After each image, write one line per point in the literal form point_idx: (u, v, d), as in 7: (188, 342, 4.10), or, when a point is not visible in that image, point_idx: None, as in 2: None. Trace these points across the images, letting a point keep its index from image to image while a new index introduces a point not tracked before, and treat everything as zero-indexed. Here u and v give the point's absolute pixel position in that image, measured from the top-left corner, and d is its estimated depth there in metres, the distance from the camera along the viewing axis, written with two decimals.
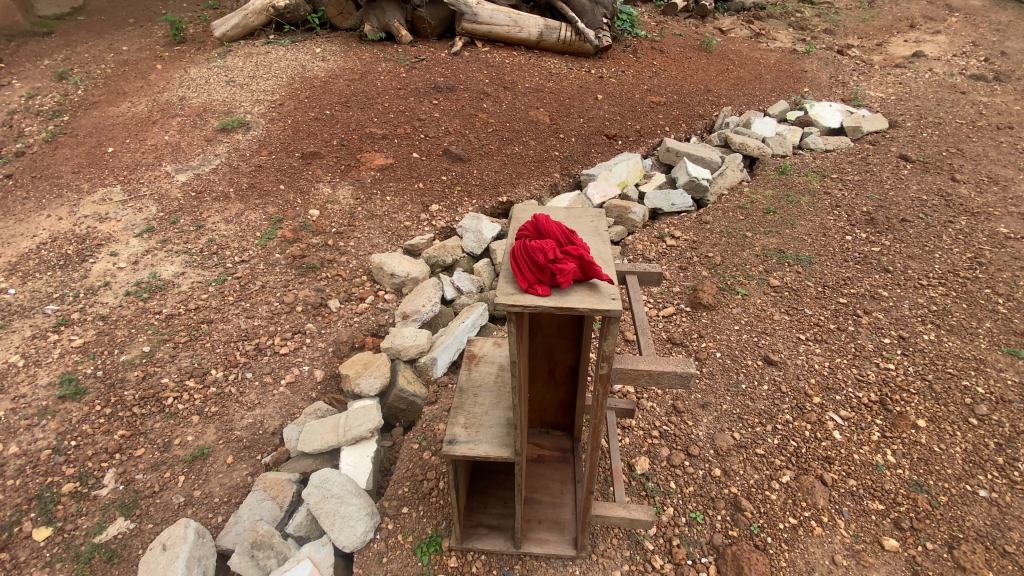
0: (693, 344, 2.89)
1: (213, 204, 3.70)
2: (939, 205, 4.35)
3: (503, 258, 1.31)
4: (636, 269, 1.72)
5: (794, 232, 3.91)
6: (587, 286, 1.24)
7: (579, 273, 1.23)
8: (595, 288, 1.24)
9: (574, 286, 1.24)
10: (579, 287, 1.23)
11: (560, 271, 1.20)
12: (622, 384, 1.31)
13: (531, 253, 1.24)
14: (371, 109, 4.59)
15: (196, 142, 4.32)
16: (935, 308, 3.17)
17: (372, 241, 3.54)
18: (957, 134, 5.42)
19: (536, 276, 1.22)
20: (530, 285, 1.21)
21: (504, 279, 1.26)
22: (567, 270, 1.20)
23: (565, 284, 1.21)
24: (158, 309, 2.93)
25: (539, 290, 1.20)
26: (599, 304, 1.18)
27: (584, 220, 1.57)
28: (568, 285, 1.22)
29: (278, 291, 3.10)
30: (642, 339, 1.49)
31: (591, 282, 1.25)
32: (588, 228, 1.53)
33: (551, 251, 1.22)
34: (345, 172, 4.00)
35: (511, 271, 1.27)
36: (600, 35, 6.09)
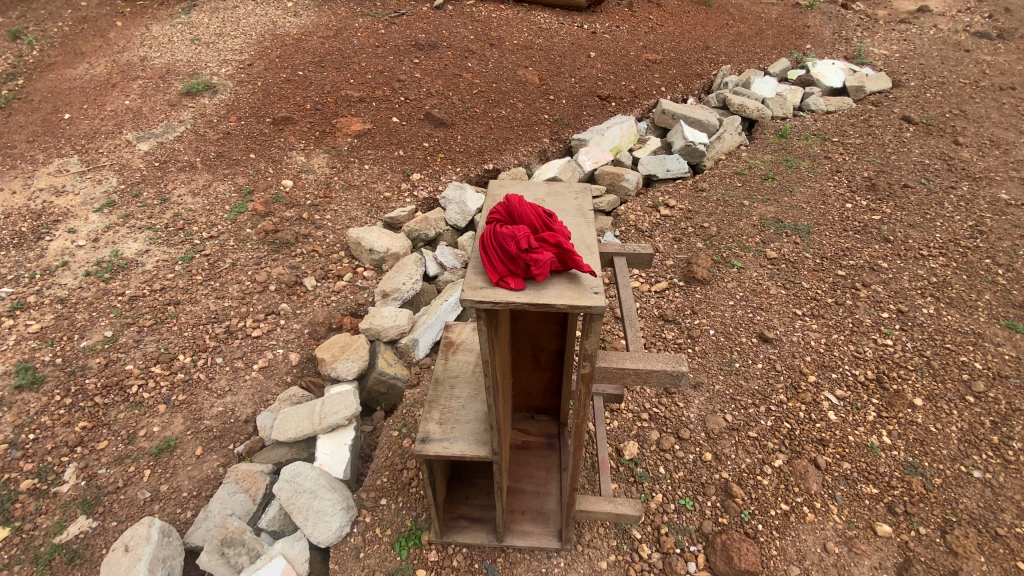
0: (686, 321, 2.78)
1: (178, 175, 3.47)
2: (941, 170, 4.19)
3: (472, 247, 1.16)
4: (625, 250, 1.56)
5: (792, 200, 3.76)
6: (566, 277, 1.09)
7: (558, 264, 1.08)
8: (576, 279, 1.09)
9: (552, 277, 1.09)
10: (558, 279, 1.09)
11: (535, 262, 1.05)
12: (605, 384, 1.18)
13: (503, 239, 1.09)
14: (347, 70, 4.29)
15: (159, 107, 4.03)
16: (936, 280, 3.06)
17: (349, 214, 3.34)
18: (961, 94, 5.20)
19: (508, 267, 1.07)
20: (501, 280, 1.06)
21: (473, 270, 1.11)
22: (543, 261, 1.05)
23: (541, 278, 1.06)
24: (120, 290, 2.76)
25: (513, 285, 1.05)
26: (580, 299, 1.04)
27: (567, 196, 1.41)
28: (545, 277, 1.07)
29: (249, 269, 2.93)
30: (630, 332, 1.35)
31: (571, 273, 1.10)
32: (571, 208, 1.36)
33: (526, 239, 1.06)
34: (320, 139, 3.76)
35: (480, 260, 1.12)
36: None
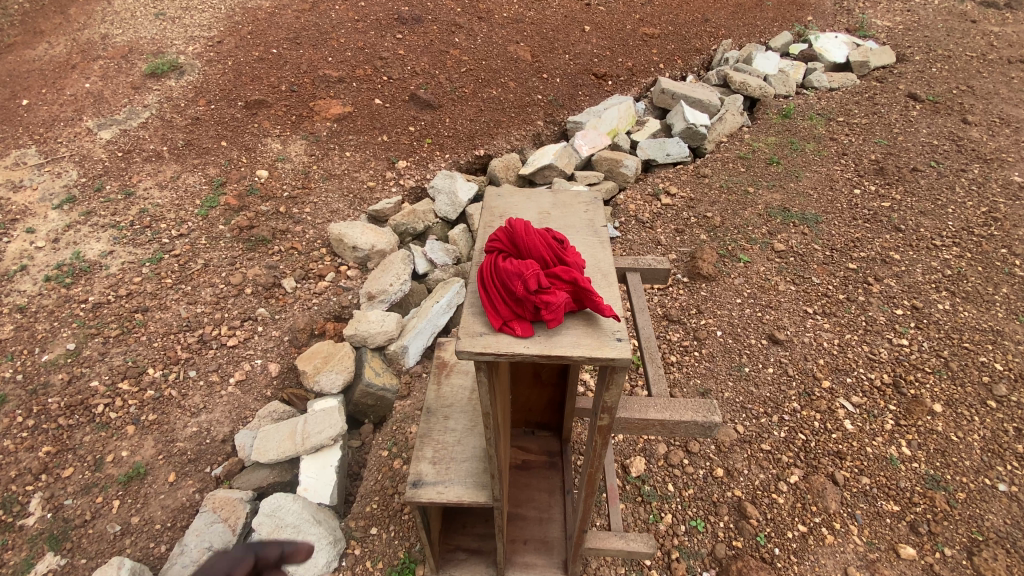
0: (692, 321, 2.64)
1: (144, 166, 3.21)
2: (951, 151, 4.03)
3: (470, 283, 0.98)
4: (639, 265, 1.40)
5: (799, 186, 3.58)
6: (581, 318, 0.92)
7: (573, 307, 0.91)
8: (593, 322, 0.92)
9: (566, 321, 0.92)
10: (572, 324, 0.92)
11: (546, 305, 0.88)
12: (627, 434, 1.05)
13: (506, 275, 0.91)
14: (324, 47, 3.98)
15: (121, 90, 3.73)
16: (949, 272, 2.93)
17: (331, 206, 3.11)
18: (968, 68, 5.00)
19: (513, 310, 0.90)
20: (504, 325, 0.88)
21: (471, 311, 0.94)
22: (554, 303, 0.88)
23: (553, 324, 0.89)
24: (83, 297, 2.54)
25: (519, 332, 0.88)
26: (600, 349, 0.86)
27: (575, 210, 1.24)
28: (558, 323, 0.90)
29: (224, 270, 2.72)
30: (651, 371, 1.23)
31: (589, 316, 0.93)
32: (581, 222, 1.21)
33: (535, 276, 0.89)
34: (297, 124, 3.49)
35: (479, 300, 0.94)
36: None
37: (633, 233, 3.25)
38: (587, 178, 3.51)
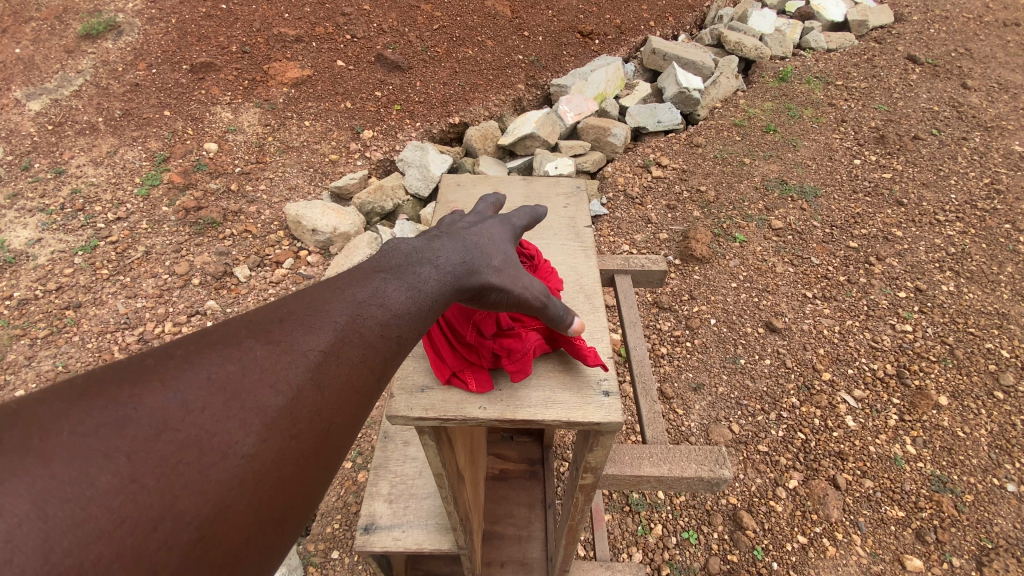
0: (684, 309, 2.47)
1: (77, 141, 2.87)
2: (952, 117, 3.82)
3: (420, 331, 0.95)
4: (629, 269, 1.45)
5: (796, 156, 3.35)
6: (550, 371, 0.91)
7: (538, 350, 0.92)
8: (555, 368, 0.92)
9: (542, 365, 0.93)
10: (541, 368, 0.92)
11: (506, 354, 0.88)
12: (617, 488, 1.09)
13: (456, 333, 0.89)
14: (279, 2, 3.57)
15: (51, 53, 3.32)
16: (953, 251, 2.77)
17: (289, 183, 2.81)
18: (970, 27, 4.75)
19: (465, 361, 0.88)
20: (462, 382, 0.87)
21: (420, 365, 0.90)
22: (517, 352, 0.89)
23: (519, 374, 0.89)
24: (7, 293, 2.27)
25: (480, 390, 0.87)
26: (569, 411, 0.85)
27: (556, 207, 1.28)
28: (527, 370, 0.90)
29: (168, 258, 2.44)
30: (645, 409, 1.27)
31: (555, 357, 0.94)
32: (560, 223, 1.25)
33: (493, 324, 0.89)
34: (249, 91, 3.14)
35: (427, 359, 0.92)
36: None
37: (621, 210, 3.00)
38: (571, 149, 3.22)
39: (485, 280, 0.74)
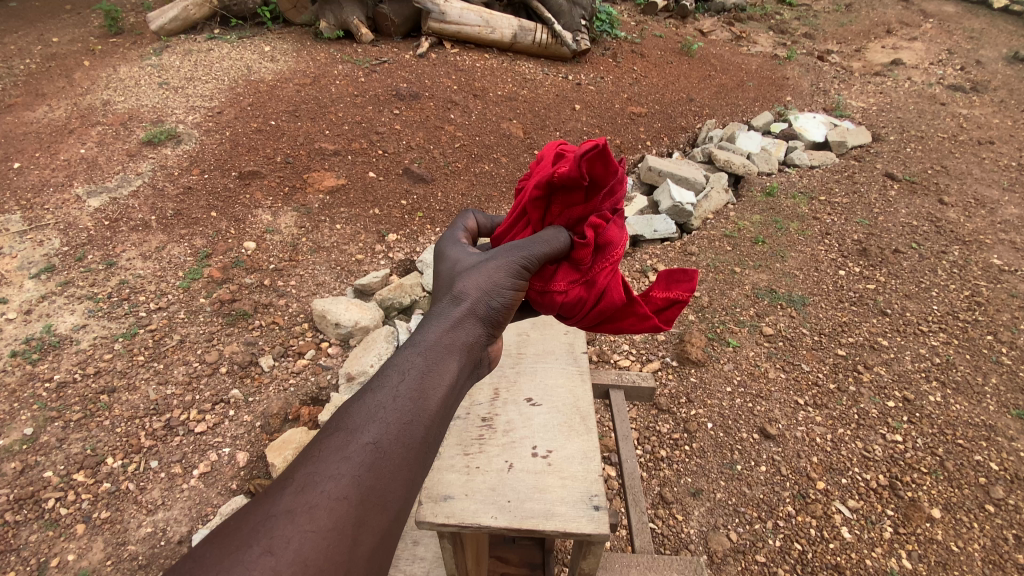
0: (682, 412, 2.60)
1: (129, 236, 3.18)
2: (930, 232, 4.12)
3: (448, 451, 1.29)
4: (623, 384, 1.77)
5: (784, 267, 3.61)
6: (550, 489, 1.21)
7: (605, 228, 1.25)
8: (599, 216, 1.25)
9: (542, 462, 1.27)
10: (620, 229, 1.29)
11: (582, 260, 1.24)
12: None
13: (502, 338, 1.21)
14: (322, 120, 4.11)
15: (116, 157, 3.77)
16: (939, 360, 2.91)
17: (317, 279, 3.07)
18: (941, 149, 5.22)
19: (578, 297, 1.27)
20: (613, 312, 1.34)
21: (445, 482, 1.22)
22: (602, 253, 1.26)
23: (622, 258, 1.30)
24: (48, 375, 2.45)
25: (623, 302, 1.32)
26: (562, 523, 1.15)
27: (557, 333, 1.62)
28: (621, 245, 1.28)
29: (200, 347, 2.64)
30: (635, 520, 1.55)
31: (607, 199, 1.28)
32: (561, 348, 1.57)
33: (573, 267, 1.25)
34: (289, 196, 3.52)
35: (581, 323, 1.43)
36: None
37: None
38: None
39: (464, 334, 1.02)
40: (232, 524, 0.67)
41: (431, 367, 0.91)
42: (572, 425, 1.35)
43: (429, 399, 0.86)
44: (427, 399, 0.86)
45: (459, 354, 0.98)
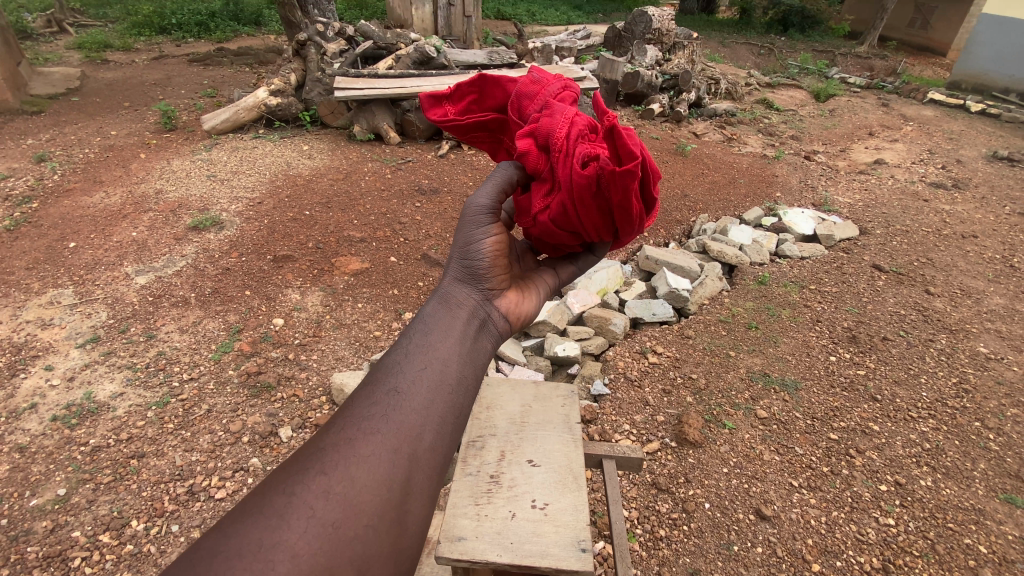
0: (680, 491, 2.71)
1: (169, 311, 3.49)
2: (918, 320, 4.28)
3: (463, 503, 1.66)
4: (615, 455, 2.02)
5: (777, 351, 3.76)
6: (546, 532, 1.58)
7: (530, 131, 1.38)
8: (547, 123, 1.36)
9: (540, 511, 1.63)
10: (548, 119, 1.38)
11: (564, 161, 1.31)
12: None
13: (534, 296, 1.37)
14: (351, 211, 4.60)
15: (164, 239, 4.18)
16: (928, 446, 3.03)
17: (337, 354, 3.30)
18: (926, 242, 5.55)
19: (588, 186, 1.28)
20: (596, 192, 1.28)
21: (459, 527, 1.59)
22: (540, 150, 1.36)
23: (565, 138, 1.33)
24: (84, 439, 2.65)
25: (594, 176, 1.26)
26: (554, 558, 1.51)
27: (556, 406, 2.01)
28: (553, 130, 1.34)
29: (225, 417, 2.82)
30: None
31: (524, 115, 1.48)
32: (560, 418, 1.96)
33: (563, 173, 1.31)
34: (316, 277, 3.86)
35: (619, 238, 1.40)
36: (581, 94, 6.64)
37: (622, 390, 3.38)
38: (578, 334, 3.79)
39: (468, 295, 1.21)
40: (291, 464, 0.87)
41: (439, 324, 1.13)
42: (566, 483, 1.72)
43: (441, 354, 1.06)
44: (439, 348, 1.07)
45: (466, 311, 1.18)
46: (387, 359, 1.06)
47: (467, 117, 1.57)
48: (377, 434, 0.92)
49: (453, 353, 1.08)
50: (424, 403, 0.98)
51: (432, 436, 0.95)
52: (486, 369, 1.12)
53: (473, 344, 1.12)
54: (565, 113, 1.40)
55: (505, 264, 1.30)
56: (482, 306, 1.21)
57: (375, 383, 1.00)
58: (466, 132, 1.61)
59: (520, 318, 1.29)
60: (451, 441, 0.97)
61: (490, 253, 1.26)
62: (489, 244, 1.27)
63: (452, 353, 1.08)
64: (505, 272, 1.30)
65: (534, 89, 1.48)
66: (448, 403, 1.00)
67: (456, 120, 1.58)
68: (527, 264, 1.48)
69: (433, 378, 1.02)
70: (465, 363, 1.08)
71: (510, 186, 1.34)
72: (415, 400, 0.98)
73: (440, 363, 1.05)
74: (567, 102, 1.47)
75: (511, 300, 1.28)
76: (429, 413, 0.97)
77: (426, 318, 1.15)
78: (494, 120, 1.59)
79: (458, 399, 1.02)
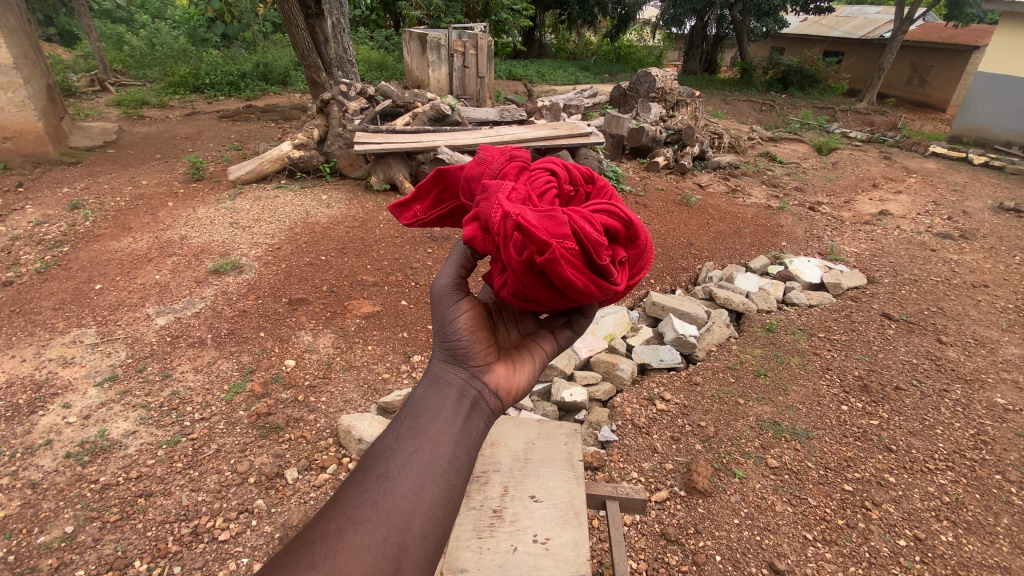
0: (690, 542, 2.64)
1: (186, 351, 3.59)
2: (931, 369, 4.22)
3: (466, 536, 1.74)
4: (618, 495, 2.08)
5: (787, 400, 3.70)
6: (546, 565, 1.63)
7: (473, 216, 1.40)
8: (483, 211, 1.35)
9: (541, 546, 1.70)
10: (485, 202, 1.37)
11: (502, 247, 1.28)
12: None
13: (529, 366, 1.39)
14: (366, 257, 4.79)
15: (185, 282, 4.35)
16: (948, 499, 2.97)
17: (346, 396, 3.34)
18: (935, 291, 5.55)
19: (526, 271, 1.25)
20: (527, 276, 1.26)
21: (461, 558, 1.66)
22: (482, 237, 1.37)
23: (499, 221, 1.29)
24: (95, 477, 2.68)
25: (529, 261, 1.22)
26: None
27: (559, 444, 2.11)
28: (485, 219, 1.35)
29: (233, 457, 2.85)
30: None
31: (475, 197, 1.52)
32: (562, 456, 2.04)
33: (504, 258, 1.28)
34: (329, 320, 3.97)
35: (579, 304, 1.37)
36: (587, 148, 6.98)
37: (630, 437, 3.34)
38: (585, 378, 3.79)
39: (454, 376, 1.28)
40: (282, 558, 0.92)
41: (428, 406, 1.20)
42: (567, 518, 1.79)
43: (430, 438, 1.13)
44: (429, 433, 1.14)
45: (454, 389, 1.25)
46: (378, 445, 1.13)
47: (435, 209, 1.64)
48: (367, 523, 0.98)
49: (442, 436, 1.14)
50: (413, 487, 1.04)
51: (421, 522, 1.01)
52: (477, 448, 1.18)
53: (463, 423, 1.19)
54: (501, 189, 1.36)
55: (488, 338, 1.37)
56: (471, 383, 1.27)
57: (367, 470, 1.07)
58: (443, 219, 1.69)
59: (512, 392, 1.33)
60: (440, 523, 1.03)
61: (471, 330, 1.35)
62: (465, 320, 1.36)
63: (441, 436, 1.15)
64: (492, 348, 1.36)
65: (481, 173, 1.50)
66: (438, 487, 1.06)
67: (426, 217, 1.66)
68: (526, 327, 1.50)
69: (422, 462, 1.08)
70: (455, 444, 1.14)
71: (468, 261, 1.46)
72: (405, 484, 1.04)
73: (430, 446, 1.11)
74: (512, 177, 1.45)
75: (500, 374, 1.32)
76: (418, 497, 1.03)
77: (417, 401, 1.23)
78: (459, 206, 1.64)
79: (448, 481, 1.08)
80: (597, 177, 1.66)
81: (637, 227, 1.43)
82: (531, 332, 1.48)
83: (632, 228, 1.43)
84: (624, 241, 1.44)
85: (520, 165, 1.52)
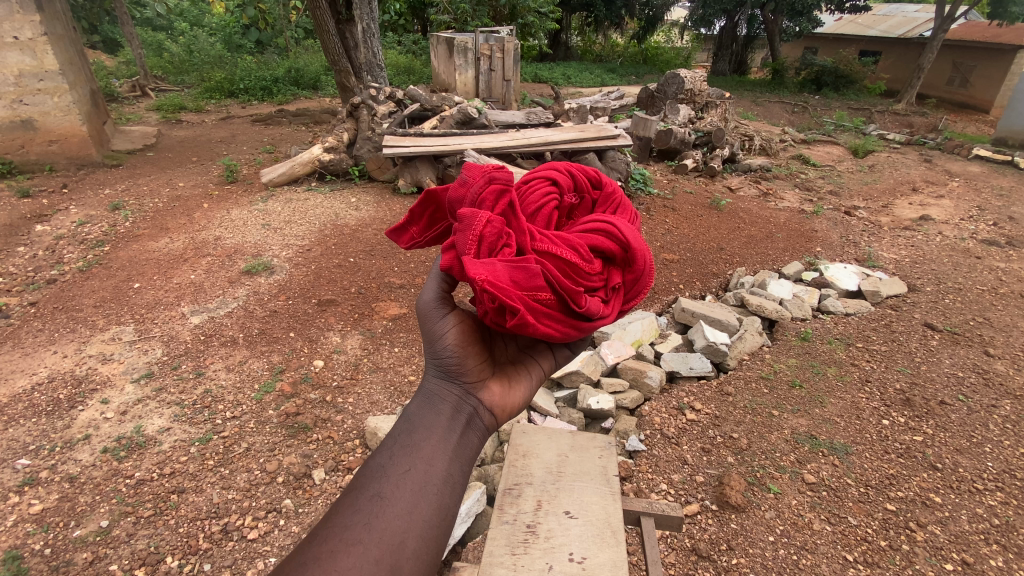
0: (722, 560, 2.56)
1: (219, 349, 3.66)
2: (977, 383, 4.00)
3: (500, 544, 1.74)
4: (653, 512, 2.02)
5: (824, 412, 3.56)
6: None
7: (450, 246, 1.29)
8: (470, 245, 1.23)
9: (576, 563, 1.65)
10: (461, 235, 1.26)
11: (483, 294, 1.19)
12: None
13: (525, 382, 1.37)
14: (393, 259, 4.85)
15: (219, 283, 4.44)
16: (998, 522, 2.80)
17: (372, 398, 3.34)
18: (981, 301, 5.27)
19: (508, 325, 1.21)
20: (505, 326, 1.25)
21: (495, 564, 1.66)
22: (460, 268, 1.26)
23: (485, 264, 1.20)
24: (130, 472, 2.75)
25: (517, 319, 1.17)
26: None
27: (593, 457, 2.07)
28: (461, 250, 1.25)
29: (262, 456, 2.88)
30: None
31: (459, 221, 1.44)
32: (597, 469, 2.00)
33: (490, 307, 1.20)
34: (357, 321, 4.01)
35: (566, 339, 1.39)
36: (614, 150, 6.90)
37: (659, 447, 3.26)
38: (612, 386, 3.72)
39: (446, 391, 1.26)
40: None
41: (422, 424, 1.18)
42: (605, 538, 1.73)
43: (425, 455, 1.12)
44: (424, 450, 1.13)
45: (448, 406, 1.22)
46: (370, 463, 1.11)
47: (431, 232, 1.59)
48: (359, 545, 0.96)
49: (436, 454, 1.13)
50: (406, 507, 1.02)
51: (414, 542, 1.00)
52: (471, 466, 1.17)
53: (457, 441, 1.18)
54: (480, 225, 1.25)
55: (481, 354, 1.34)
56: (465, 400, 1.25)
57: (359, 489, 1.05)
58: (441, 239, 1.65)
59: (506, 410, 1.32)
60: (434, 542, 1.02)
61: (463, 345, 1.30)
62: (454, 336, 1.31)
63: (436, 453, 1.13)
64: (486, 364, 1.33)
65: (463, 198, 1.43)
66: (431, 507, 1.05)
67: (423, 238, 1.61)
68: (524, 340, 1.44)
69: (416, 481, 1.07)
70: (449, 462, 1.13)
71: (451, 279, 1.39)
72: (397, 505, 1.02)
73: (425, 464, 1.10)
74: (492, 201, 1.37)
75: (495, 392, 1.31)
76: (412, 517, 1.02)
77: (410, 418, 1.20)
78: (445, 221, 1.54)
79: (442, 499, 1.07)
80: (603, 177, 1.63)
81: (634, 248, 1.39)
82: (528, 345, 1.43)
83: (627, 250, 1.39)
84: (620, 264, 1.42)
85: (502, 181, 1.41)
